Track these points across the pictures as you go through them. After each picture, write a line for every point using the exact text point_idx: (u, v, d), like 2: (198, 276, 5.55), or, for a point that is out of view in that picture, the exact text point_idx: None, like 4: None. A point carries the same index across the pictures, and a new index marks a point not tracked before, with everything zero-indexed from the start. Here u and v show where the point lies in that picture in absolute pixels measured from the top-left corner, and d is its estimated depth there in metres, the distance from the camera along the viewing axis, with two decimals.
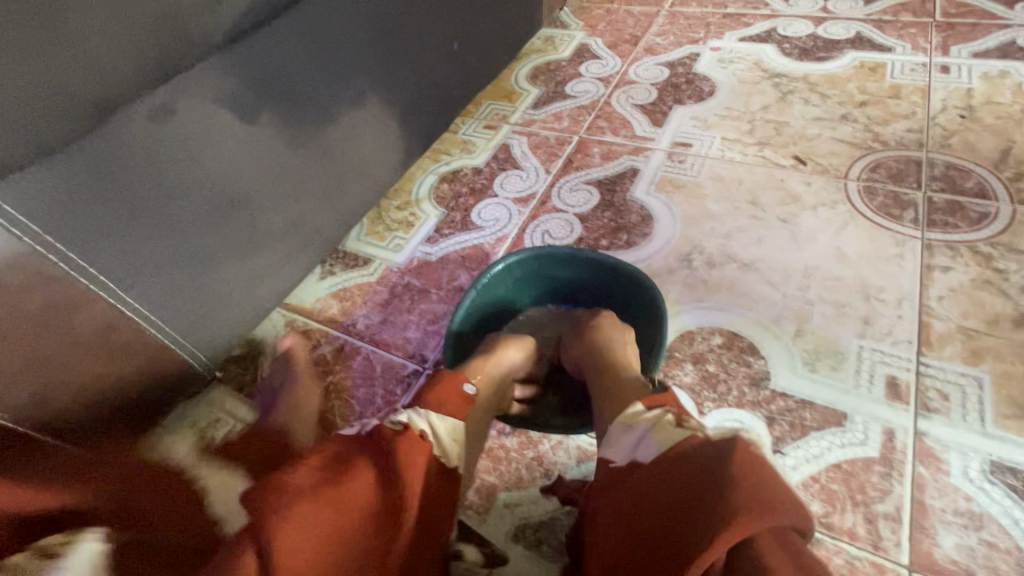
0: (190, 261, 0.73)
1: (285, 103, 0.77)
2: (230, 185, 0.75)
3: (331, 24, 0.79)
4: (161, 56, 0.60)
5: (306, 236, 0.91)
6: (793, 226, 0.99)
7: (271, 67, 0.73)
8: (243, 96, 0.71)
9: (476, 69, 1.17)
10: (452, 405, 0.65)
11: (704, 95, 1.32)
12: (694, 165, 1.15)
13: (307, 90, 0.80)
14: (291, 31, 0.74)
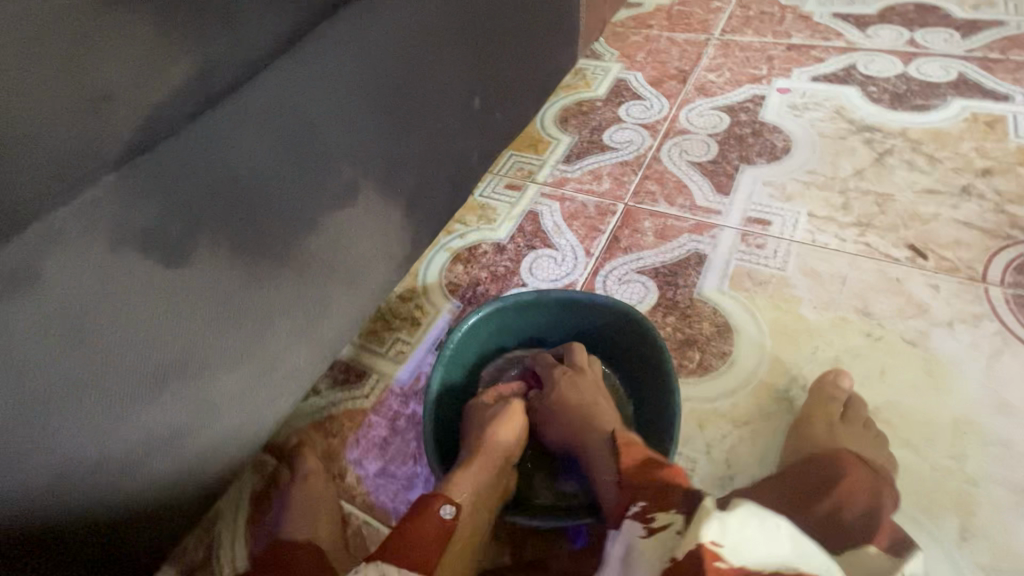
0: (83, 486, 0.47)
1: (237, 224, 0.52)
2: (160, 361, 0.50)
3: (307, 98, 0.55)
4: (20, 186, 0.39)
5: (284, 390, 0.64)
6: (926, 352, 0.75)
7: (209, 175, 0.49)
8: (164, 227, 0.47)
9: (500, 126, 0.93)
10: (412, 556, 0.50)
11: (778, 152, 1.07)
12: (777, 252, 0.90)
13: (273, 198, 0.55)
14: (238, 118, 0.50)
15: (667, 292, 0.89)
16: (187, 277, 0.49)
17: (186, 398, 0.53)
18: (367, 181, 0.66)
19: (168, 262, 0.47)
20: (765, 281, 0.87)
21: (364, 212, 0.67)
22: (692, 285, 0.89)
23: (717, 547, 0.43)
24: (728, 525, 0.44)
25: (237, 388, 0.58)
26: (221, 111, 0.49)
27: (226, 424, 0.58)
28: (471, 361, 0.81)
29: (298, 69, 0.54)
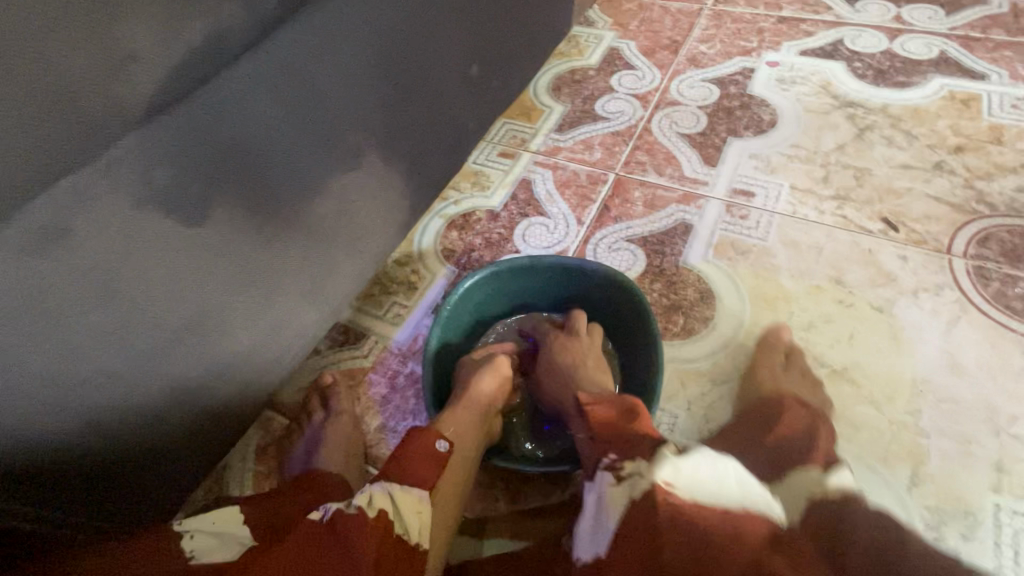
0: (108, 419, 0.51)
1: (247, 186, 0.55)
2: (178, 312, 0.53)
3: (314, 62, 0.56)
4: (50, 144, 0.39)
5: (288, 343, 0.69)
6: (892, 318, 0.80)
7: (224, 137, 0.50)
8: (184, 188, 0.49)
9: (496, 93, 0.94)
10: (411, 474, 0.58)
11: (764, 126, 1.10)
12: (760, 223, 0.95)
13: (280, 160, 0.57)
14: (252, 81, 0.51)
15: (654, 260, 0.93)
16: (204, 235, 0.52)
17: (202, 343, 0.58)
18: (369, 145, 0.68)
19: (188, 221, 0.50)
20: (747, 251, 0.91)
21: (366, 176, 0.70)
22: (678, 254, 0.93)
23: (674, 487, 0.46)
24: (683, 470, 0.47)
25: (246, 336, 0.63)
26: (238, 73, 0.49)
27: (237, 367, 0.64)
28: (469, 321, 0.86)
29: (308, 33, 0.54)
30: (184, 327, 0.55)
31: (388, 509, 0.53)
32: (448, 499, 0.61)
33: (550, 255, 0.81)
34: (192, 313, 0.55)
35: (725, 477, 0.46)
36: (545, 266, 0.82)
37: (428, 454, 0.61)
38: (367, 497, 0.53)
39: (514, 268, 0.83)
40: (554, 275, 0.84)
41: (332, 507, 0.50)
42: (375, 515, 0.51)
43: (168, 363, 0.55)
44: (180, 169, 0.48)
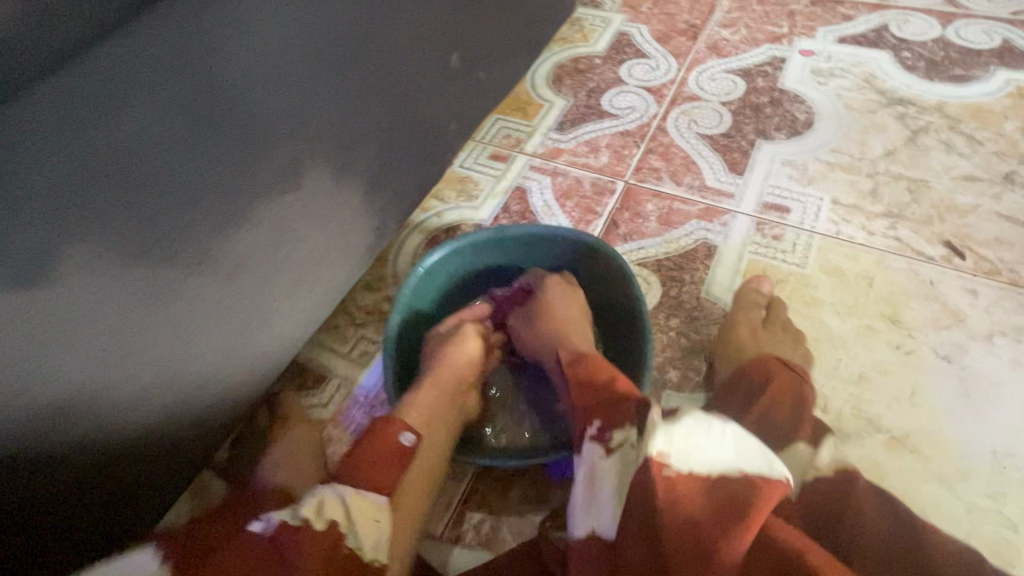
0: None
1: (124, 227, 0.40)
2: (31, 401, 0.39)
3: (215, 54, 0.42)
4: None
5: (216, 403, 0.54)
6: (963, 370, 0.66)
7: (75, 161, 0.36)
8: (12, 238, 0.35)
9: (483, 87, 0.79)
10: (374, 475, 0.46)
11: (799, 126, 0.95)
12: (797, 245, 0.80)
13: (175, 189, 0.42)
14: (115, 82, 0.37)
15: (671, 289, 0.78)
16: (60, 296, 0.38)
17: (84, 435, 0.44)
18: (314, 159, 0.53)
19: (23, 281, 0.36)
20: (783, 280, 0.76)
21: (313, 198, 0.55)
22: (699, 283, 0.78)
23: (665, 460, 0.38)
24: (676, 437, 0.39)
25: (156, 415, 0.49)
26: (88, 70, 0.35)
27: (145, 453, 0.50)
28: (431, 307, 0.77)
29: (200, 14, 0.40)
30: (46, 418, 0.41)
31: (341, 520, 0.41)
32: (411, 499, 0.50)
33: (514, 226, 0.74)
34: (56, 400, 0.41)
35: (717, 440, 0.38)
36: (511, 235, 0.74)
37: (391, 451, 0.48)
38: (315, 507, 0.41)
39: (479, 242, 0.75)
40: (524, 246, 0.77)
41: (274, 518, 0.40)
42: (323, 529, 0.40)
43: (35, 470, 0.41)
44: (1, 212, 0.34)
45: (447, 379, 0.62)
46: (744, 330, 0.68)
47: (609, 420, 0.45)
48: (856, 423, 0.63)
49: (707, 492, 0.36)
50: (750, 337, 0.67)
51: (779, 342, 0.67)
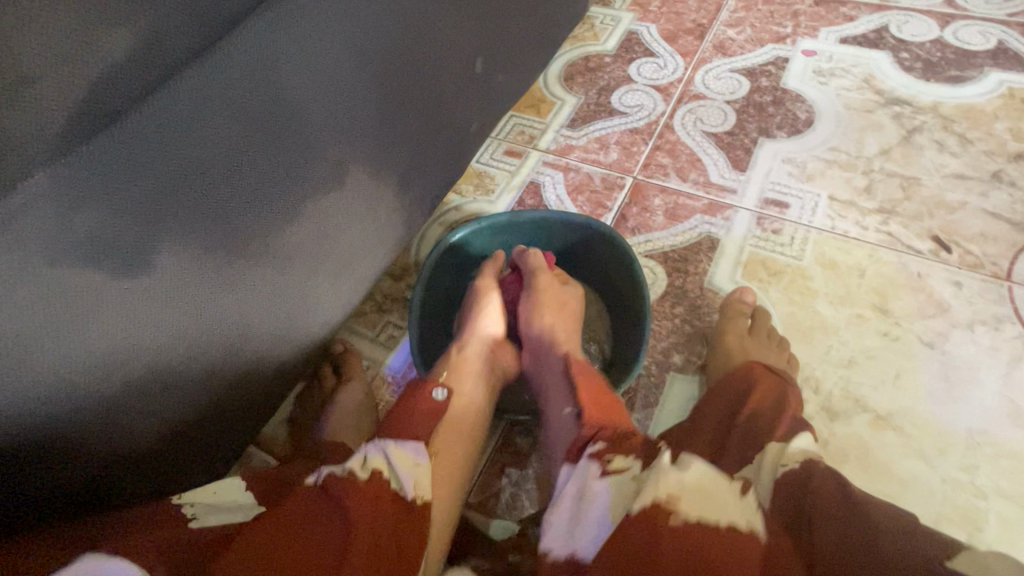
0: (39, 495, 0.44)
1: (204, 222, 0.46)
2: (124, 372, 0.45)
3: (285, 70, 0.47)
4: None
5: (262, 381, 0.60)
6: (945, 356, 0.72)
7: (169, 166, 0.42)
8: (119, 234, 0.40)
9: (503, 89, 0.84)
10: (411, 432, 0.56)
11: (800, 125, 0.99)
12: (794, 239, 0.85)
13: (245, 188, 0.48)
14: (205, 97, 0.42)
15: (676, 280, 0.84)
16: (153, 282, 0.44)
17: (161, 400, 0.50)
18: (356, 160, 0.59)
19: (122, 271, 0.41)
20: (781, 272, 0.82)
21: (354, 196, 0.61)
22: (703, 274, 0.84)
23: (676, 498, 0.44)
24: (686, 473, 0.46)
25: (217, 385, 0.55)
26: (185, 86, 0.41)
27: (206, 420, 0.56)
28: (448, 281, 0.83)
29: (275, 32, 0.45)
30: (135, 385, 0.47)
31: (384, 468, 0.50)
32: (452, 447, 0.60)
33: (528, 209, 0.79)
34: (144, 370, 0.47)
35: (724, 485, 0.46)
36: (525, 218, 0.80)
37: (429, 406, 0.60)
38: (361, 461, 0.50)
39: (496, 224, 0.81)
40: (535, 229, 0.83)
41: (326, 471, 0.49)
42: (367, 477, 0.48)
43: (118, 426, 0.47)
44: (111, 213, 0.39)
45: (478, 349, 0.71)
46: (735, 338, 0.73)
47: (612, 447, 0.53)
48: (844, 403, 0.70)
49: (713, 531, 0.43)
50: (742, 345, 0.72)
51: (767, 350, 0.72)
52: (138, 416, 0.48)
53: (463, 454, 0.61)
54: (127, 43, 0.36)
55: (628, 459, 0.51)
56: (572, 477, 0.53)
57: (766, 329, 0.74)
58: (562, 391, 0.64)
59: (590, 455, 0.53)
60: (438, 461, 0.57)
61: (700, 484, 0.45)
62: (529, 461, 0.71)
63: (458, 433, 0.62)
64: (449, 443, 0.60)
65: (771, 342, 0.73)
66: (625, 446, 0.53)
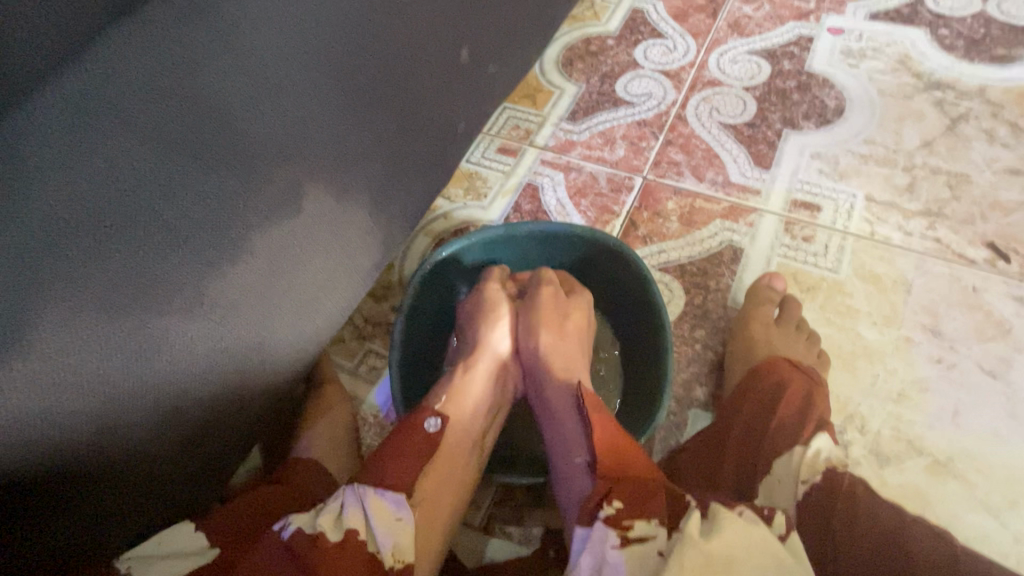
0: None
1: (103, 280, 0.36)
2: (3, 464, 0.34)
3: (190, 84, 0.39)
4: None
5: (214, 447, 0.49)
6: (1009, 386, 0.64)
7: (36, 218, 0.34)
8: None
9: (494, 81, 0.72)
10: (393, 474, 0.47)
11: (829, 114, 0.88)
12: (829, 247, 0.75)
13: (156, 234, 0.38)
14: (75, 128, 0.35)
15: (695, 297, 0.74)
16: (36, 360, 0.34)
17: (74, 496, 0.39)
18: (321, 177, 0.49)
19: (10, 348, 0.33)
20: (815, 286, 0.72)
21: (315, 221, 0.50)
22: (725, 290, 0.74)
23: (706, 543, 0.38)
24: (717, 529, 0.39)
25: (153, 471, 0.44)
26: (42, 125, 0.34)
27: (141, 513, 0.45)
28: (435, 307, 0.72)
29: (159, 45, 0.38)
30: (26, 477, 0.36)
31: (359, 526, 0.43)
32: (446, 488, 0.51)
33: (528, 222, 0.67)
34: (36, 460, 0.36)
35: (761, 548, 0.38)
36: (521, 235, 0.68)
37: (420, 441, 0.51)
38: (334, 515, 0.43)
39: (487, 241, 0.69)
40: (534, 244, 0.71)
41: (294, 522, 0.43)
42: (339, 540, 0.41)
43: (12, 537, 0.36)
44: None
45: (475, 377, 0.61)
46: (759, 329, 0.66)
47: (630, 505, 0.43)
48: (896, 445, 0.61)
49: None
50: (765, 333, 0.66)
51: (789, 340, 0.66)
52: (37, 522, 0.37)
53: (454, 498, 0.52)
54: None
55: (649, 523, 0.41)
56: (585, 547, 0.43)
57: (794, 318, 0.68)
58: (577, 430, 0.53)
59: (605, 520, 0.43)
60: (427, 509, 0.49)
61: (732, 552, 0.37)
62: (530, 515, 0.63)
63: (453, 473, 0.53)
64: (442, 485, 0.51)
65: (798, 332, 0.67)
66: (642, 504, 0.43)
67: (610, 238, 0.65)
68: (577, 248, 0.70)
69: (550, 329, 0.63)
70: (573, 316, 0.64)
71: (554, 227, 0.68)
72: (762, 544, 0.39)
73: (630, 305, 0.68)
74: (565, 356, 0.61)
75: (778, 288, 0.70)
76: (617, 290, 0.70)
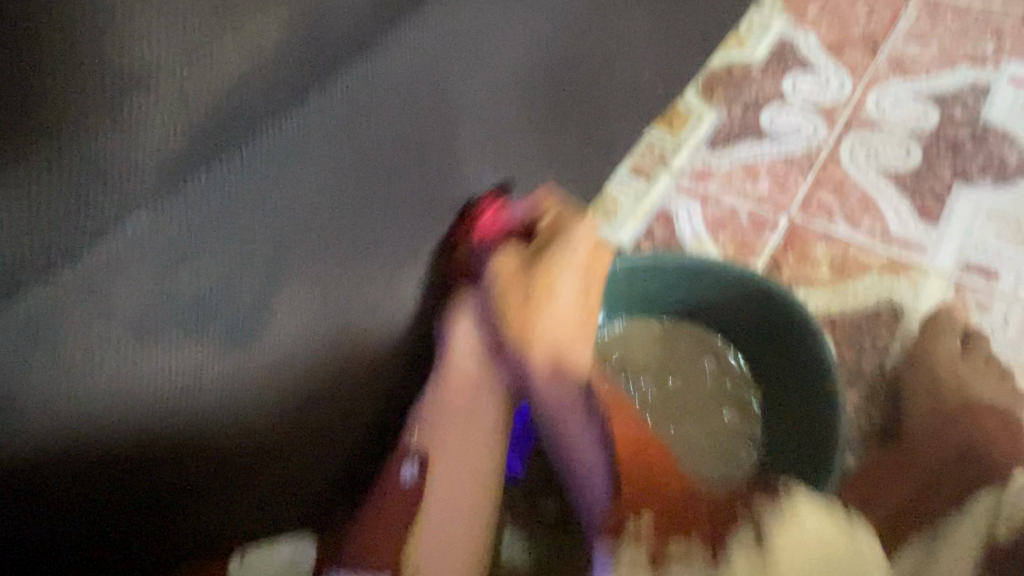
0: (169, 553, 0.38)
1: (344, 253, 0.37)
2: (208, 435, 0.35)
3: (444, 90, 0.39)
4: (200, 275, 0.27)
5: (379, 420, 0.48)
6: None
7: (292, 206, 0.33)
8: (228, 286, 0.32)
9: (655, 103, 0.69)
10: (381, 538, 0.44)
11: (1008, 170, 0.81)
12: (1013, 321, 0.70)
13: (387, 216, 0.39)
14: (353, 118, 0.34)
15: (848, 355, 0.69)
16: (264, 349, 0.35)
17: (249, 473, 0.39)
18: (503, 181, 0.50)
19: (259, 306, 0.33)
20: (990, 358, 0.66)
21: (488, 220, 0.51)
22: (884, 349, 0.69)
23: None
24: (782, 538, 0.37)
25: (312, 457, 0.43)
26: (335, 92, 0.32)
27: (299, 496, 0.44)
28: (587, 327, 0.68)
29: (437, 41, 0.37)
30: (208, 450, 0.36)
31: None
32: (453, 514, 0.46)
33: (679, 251, 0.63)
34: (232, 433, 0.36)
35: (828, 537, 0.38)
36: (675, 263, 0.64)
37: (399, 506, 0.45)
38: None
39: (635, 268, 0.65)
40: (679, 280, 0.66)
41: None
42: None
43: (227, 484, 0.38)
44: (211, 271, 0.31)
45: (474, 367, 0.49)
46: (947, 360, 0.64)
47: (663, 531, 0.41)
48: None
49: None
50: (951, 364, 0.64)
51: (980, 380, 0.63)
52: (199, 495, 0.37)
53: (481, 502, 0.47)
54: (266, 57, 0.27)
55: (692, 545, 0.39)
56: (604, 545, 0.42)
57: (981, 355, 0.65)
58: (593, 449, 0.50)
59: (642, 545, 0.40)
60: (442, 551, 0.44)
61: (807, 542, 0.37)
62: None
63: (467, 496, 0.47)
64: (450, 498, 0.46)
65: (989, 367, 0.65)
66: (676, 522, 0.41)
67: (774, 282, 0.61)
68: (728, 287, 0.64)
69: (525, 288, 0.48)
70: (561, 282, 0.50)
71: (710, 262, 0.63)
72: (832, 546, 0.38)
73: (787, 359, 0.62)
74: (547, 337, 0.49)
75: (952, 350, 0.65)
76: (767, 339, 0.64)
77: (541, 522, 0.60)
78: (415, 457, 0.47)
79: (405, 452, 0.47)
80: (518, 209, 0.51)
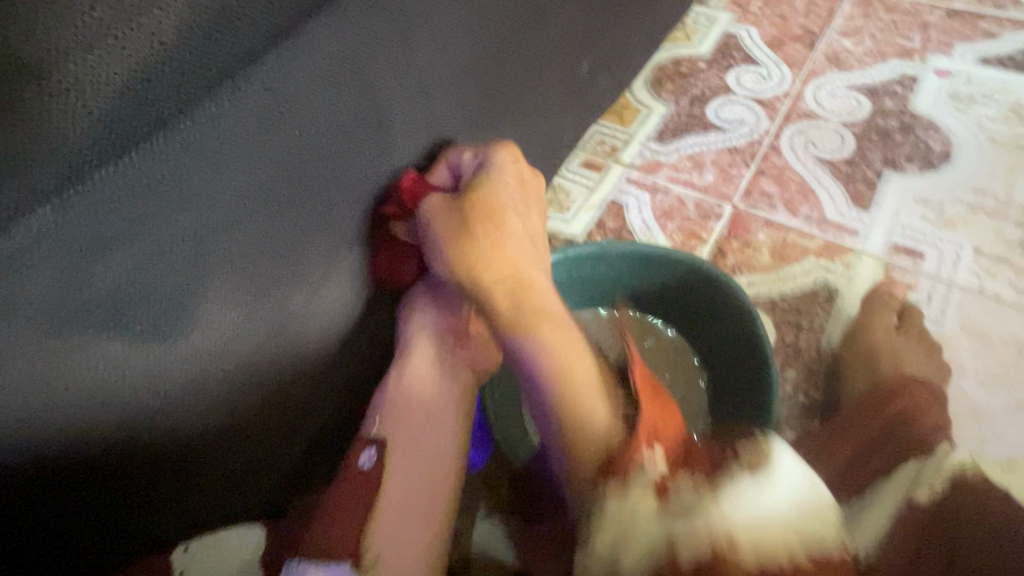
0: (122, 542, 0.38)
1: (278, 241, 0.38)
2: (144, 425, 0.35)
3: (371, 81, 0.40)
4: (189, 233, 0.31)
5: (331, 403, 0.49)
6: None
7: (219, 200, 0.33)
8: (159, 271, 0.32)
9: (595, 98, 0.72)
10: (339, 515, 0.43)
11: (934, 157, 0.86)
12: (936, 298, 0.74)
13: (320, 206, 0.40)
14: (271, 108, 0.34)
15: (787, 336, 0.73)
16: (203, 336, 0.36)
17: (197, 459, 0.39)
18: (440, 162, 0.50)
19: (192, 289, 0.34)
20: (918, 333, 0.70)
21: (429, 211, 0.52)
22: (818, 331, 0.73)
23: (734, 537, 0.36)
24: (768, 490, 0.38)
25: (264, 439, 0.44)
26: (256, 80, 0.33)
27: (251, 482, 0.45)
28: None
29: (359, 39, 0.38)
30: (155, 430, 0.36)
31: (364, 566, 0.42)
32: (415, 478, 0.46)
33: (624, 241, 0.65)
34: (172, 423, 0.37)
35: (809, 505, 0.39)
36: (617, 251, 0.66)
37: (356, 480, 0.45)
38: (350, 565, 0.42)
39: (582, 257, 0.67)
40: (624, 266, 0.68)
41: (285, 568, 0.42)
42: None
43: (178, 470, 0.38)
44: (142, 256, 0.31)
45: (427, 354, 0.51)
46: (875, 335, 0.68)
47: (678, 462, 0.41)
48: None
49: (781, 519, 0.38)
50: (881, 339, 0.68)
51: (906, 351, 0.68)
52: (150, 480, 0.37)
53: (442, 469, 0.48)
54: (172, 53, 0.28)
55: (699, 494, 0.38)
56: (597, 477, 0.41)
57: (909, 328, 0.70)
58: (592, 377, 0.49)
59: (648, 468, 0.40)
60: (398, 528, 0.44)
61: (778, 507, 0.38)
62: None
63: (426, 464, 0.47)
64: (407, 471, 0.47)
65: (915, 341, 0.69)
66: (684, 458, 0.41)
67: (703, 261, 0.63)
68: (671, 271, 0.66)
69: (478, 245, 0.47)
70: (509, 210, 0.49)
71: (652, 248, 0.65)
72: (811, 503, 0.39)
73: (726, 337, 0.65)
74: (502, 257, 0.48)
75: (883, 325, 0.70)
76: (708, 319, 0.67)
77: (506, 502, 0.61)
78: (372, 441, 0.47)
79: (364, 439, 0.47)
80: (448, 169, 0.49)
